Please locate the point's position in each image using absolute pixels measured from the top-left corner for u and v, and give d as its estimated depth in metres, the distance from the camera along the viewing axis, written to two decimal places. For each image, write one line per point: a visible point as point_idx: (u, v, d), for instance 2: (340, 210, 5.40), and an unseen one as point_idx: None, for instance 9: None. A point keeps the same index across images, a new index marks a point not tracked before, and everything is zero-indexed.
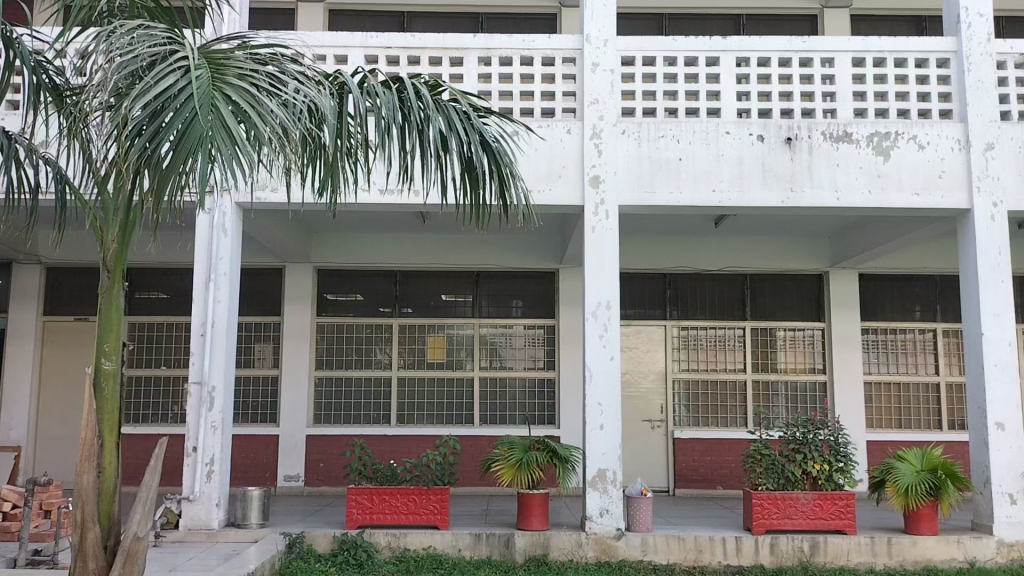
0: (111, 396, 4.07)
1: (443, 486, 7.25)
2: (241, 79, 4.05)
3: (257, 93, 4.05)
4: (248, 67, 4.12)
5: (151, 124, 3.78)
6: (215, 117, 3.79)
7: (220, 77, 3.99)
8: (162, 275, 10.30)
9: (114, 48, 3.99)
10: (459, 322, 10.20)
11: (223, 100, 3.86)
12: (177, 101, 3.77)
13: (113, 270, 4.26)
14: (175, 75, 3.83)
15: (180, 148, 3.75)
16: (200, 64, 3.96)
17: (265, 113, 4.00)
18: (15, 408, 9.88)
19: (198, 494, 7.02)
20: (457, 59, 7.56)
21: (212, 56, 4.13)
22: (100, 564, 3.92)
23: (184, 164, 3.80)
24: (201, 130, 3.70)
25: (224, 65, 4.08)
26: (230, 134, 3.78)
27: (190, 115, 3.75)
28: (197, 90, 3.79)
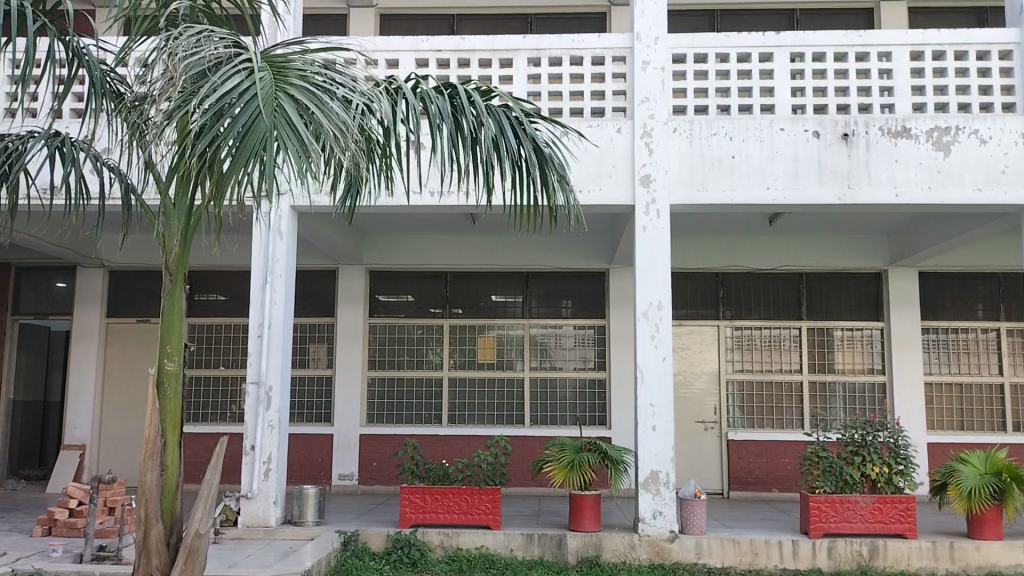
0: (173, 396, 4.18)
1: (494, 486, 7.25)
2: (303, 79, 4.15)
3: (318, 93, 4.15)
4: (308, 68, 4.22)
5: (216, 121, 3.88)
6: (278, 115, 3.89)
7: (283, 78, 4.10)
8: (220, 277, 10.53)
9: (180, 53, 4.12)
10: (509, 323, 10.22)
11: (286, 101, 3.96)
12: (241, 99, 3.88)
13: (175, 275, 4.36)
14: (240, 76, 3.94)
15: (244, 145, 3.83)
16: (263, 67, 4.07)
17: (326, 113, 4.10)
18: (80, 407, 10.19)
19: (256, 492, 7.17)
20: (507, 60, 7.58)
21: (274, 59, 4.23)
22: (163, 561, 4.03)
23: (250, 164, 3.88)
24: (265, 127, 3.80)
25: (285, 67, 4.18)
26: (293, 132, 3.87)
27: (254, 112, 3.85)
28: (260, 89, 3.90)
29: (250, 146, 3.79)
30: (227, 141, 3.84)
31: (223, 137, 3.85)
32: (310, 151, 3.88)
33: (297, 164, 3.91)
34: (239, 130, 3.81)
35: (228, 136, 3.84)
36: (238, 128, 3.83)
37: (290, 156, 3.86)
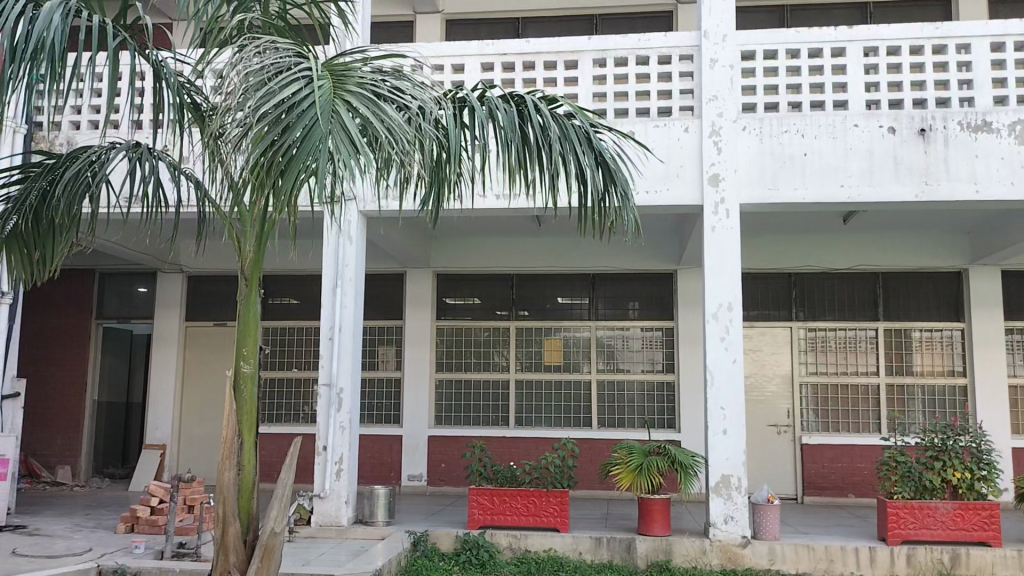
0: (249, 397, 4.29)
1: (563, 489, 7.24)
2: (362, 87, 4.22)
3: (378, 100, 4.20)
4: (368, 77, 4.28)
5: (277, 127, 3.97)
6: (335, 122, 3.97)
7: (341, 86, 4.18)
8: (293, 282, 10.77)
9: (249, 65, 4.25)
10: (576, 325, 10.19)
11: (343, 108, 4.03)
12: (299, 107, 3.97)
13: (251, 279, 4.50)
14: (299, 84, 4.04)
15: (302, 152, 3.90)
16: (322, 75, 4.17)
17: (386, 119, 4.15)
18: (160, 408, 10.54)
19: (329, 491, 7.30)
20: (572, 62, 7.56)
21: (336, 68, 4.32)
22: (240, 558, 4.13)
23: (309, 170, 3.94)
24: (321, 133, 3.87)
25: (346, 76, 4.26)
26: (349, 139, 3.94)
27: (312, 119, 3.93)
28: (318, 97, 3.98)
29: (305, 152, 3.87)
30: (286, 146, 3.93)
31: (283, 142, 3.94)
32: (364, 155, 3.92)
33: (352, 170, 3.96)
34: (298, 136, 3.90)
35: (287, 141, 3.93)
36: (296, 134, 3.92)
37: (344, 162, 3.91)
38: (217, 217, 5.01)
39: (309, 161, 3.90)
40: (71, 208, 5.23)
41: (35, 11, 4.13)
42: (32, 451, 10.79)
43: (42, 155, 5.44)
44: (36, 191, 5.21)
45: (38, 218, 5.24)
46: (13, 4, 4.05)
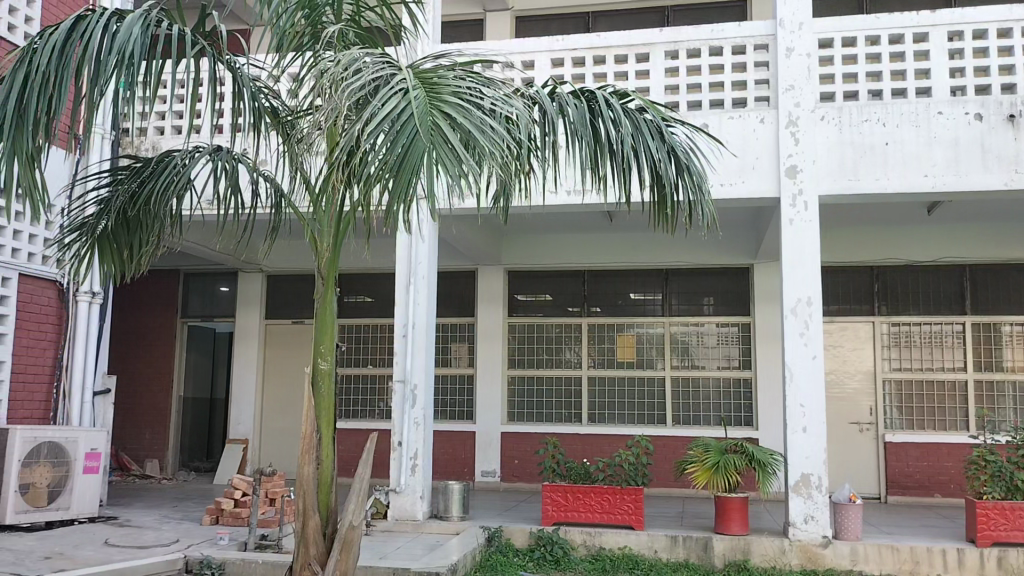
0: (327, 394, 4.38)
1: (637, 486, 7.16)
2: (455, 96, 4.19)
3: (470, 109, 4.17)
4: (458, 84, 4.25)
5: (377, 141, 3.95)
6: (436, 133, 3.94)
7: (435, 95, 4.15)
8: (368, 280, 10.95)
9: (338, 76, 4.24)
10: (649, 321, 10.09)
11: (442, 119, 4.00)
12: (399, 120, 3.94)
13: (327, 278, 4.58)
14: (398, 96, 4.02)
15: (404, 165, 3.87)
16: (416, 85, 4.14)
17: (481, 127, 4.13)
18: (243, 404, 10.86)
19: (404, 486, 7.41)
20: (644, 55, 7.47)
21: (425, 76, 4.29)
22: (320, 549, 4.23)
23: (411, 182, 3.91)
24: (424, 147, 3.85)
25: (438, 85, 4.24)
26: (451, 151, 3.91)
27: (413, 131, 3.91)
28: (416, 109, 3.95)
29: (408, 167, 3.85)
30: (387, 158, 3.90)
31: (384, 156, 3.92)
32: (468, 166, 3.90)
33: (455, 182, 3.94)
34: (400, 149, 3.88)
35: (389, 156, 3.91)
36: (398, 147, 3.89)
37: (448, 175, 3.88)
38: (294, 217, 5.11)
39: (412, 175, 3.89)
40: (157, 210, 5.41)
41: (117, 24, 4.27)
42: (123, 445, 11.25)
43: (129, 160, 5.64)
44: (123, 194, 5.41)
45: (126, 219, 5.44)
46: (97, 17, 4.20)
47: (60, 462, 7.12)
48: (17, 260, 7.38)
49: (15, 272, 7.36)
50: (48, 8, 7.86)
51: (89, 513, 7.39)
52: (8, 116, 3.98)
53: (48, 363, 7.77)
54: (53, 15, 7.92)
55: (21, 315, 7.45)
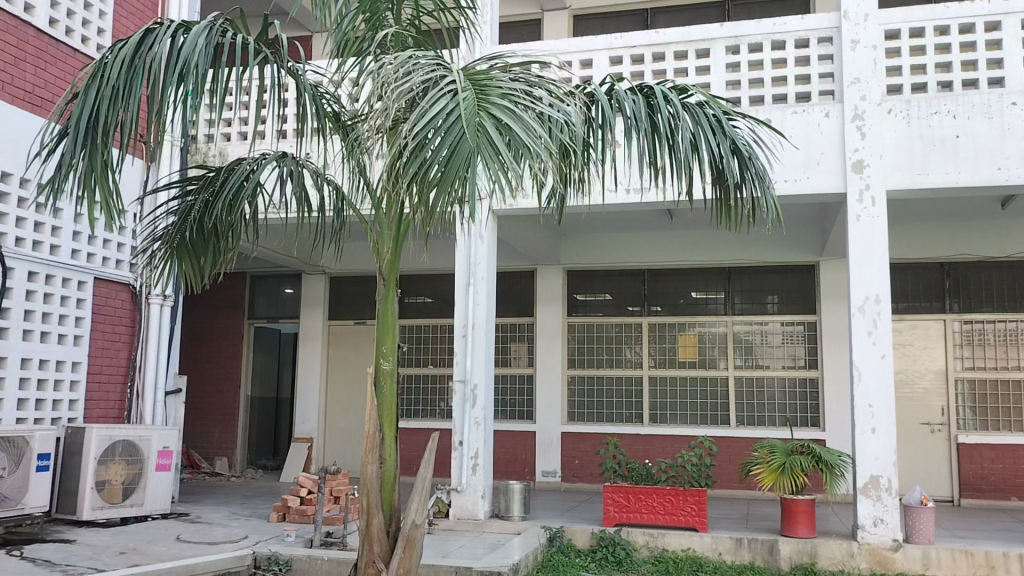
0: (389, 393, 4.43)
1: (701, 487, 7.07)
2: (503, 97, 4.18)
3: (519, 110, 4.15)
4: (508, 85, 4.24)
5: (424, 143, 3.97)
6: (482, 136, 3.94)
7: (484, 97, 4.15)
8: (428, 281, 11.04)
9: (390, 79, 4.28)
10: (712, 321, 9.96)
11: (488, 120, 3.99)
12: (447, 122, 3.95)
13: (388, 279, 4.64)
14: (446, 98, 4.03)
15: (450, 166, 3.88)
16: (466, 86, 4.15)
17: (529, 129, 4.09)
18: (308, 403, 11.07)
19: (466, 485, 7.46)
20: (704, 51, 7.38)
21: (476, 78, 4.30)
22: (384, 547, 4.28)
23: (455, 183, 3.92)
24: (469, 150, 3.86)
25: (487, 87, 4.23)
26: (496, 154, 3.90)
27: (459, 133, 3.92)
28: (464, 111, 3.96)
29: (455, 169, 3.87)
30: (434, 160, 3.92)
31: (430, 157, 3.94)
32: (512, 168, 3.89)
33: (501, 184, 3.94)
34: (447, 150, 3.89)
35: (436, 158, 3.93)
36: (443, 149, 3.91)
37: (492, 178, 3.88)
38: (356, 219, 5.19)
39: (458, 176, 3.90)
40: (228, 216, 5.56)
41: (184, 35, 4.38)
42: (193, 443, 11.56)
43: (201, 169, 5.79)
44: (198, 201, 5.57)
45: (200, 226, 5.60)
46: (165, 29, 4.33)
47: (134, 460, 7.34)
48: (92, 264, 7.65)
49: (90, 276, 7.63)
50: (119, 19, 8.10)
51: (162, 510, 7.60)
52: (81, 128, 4.14)
53: (122, 363, 8.03)
54: (125, 26, 8.17)
55: (97, 317, 7.72)
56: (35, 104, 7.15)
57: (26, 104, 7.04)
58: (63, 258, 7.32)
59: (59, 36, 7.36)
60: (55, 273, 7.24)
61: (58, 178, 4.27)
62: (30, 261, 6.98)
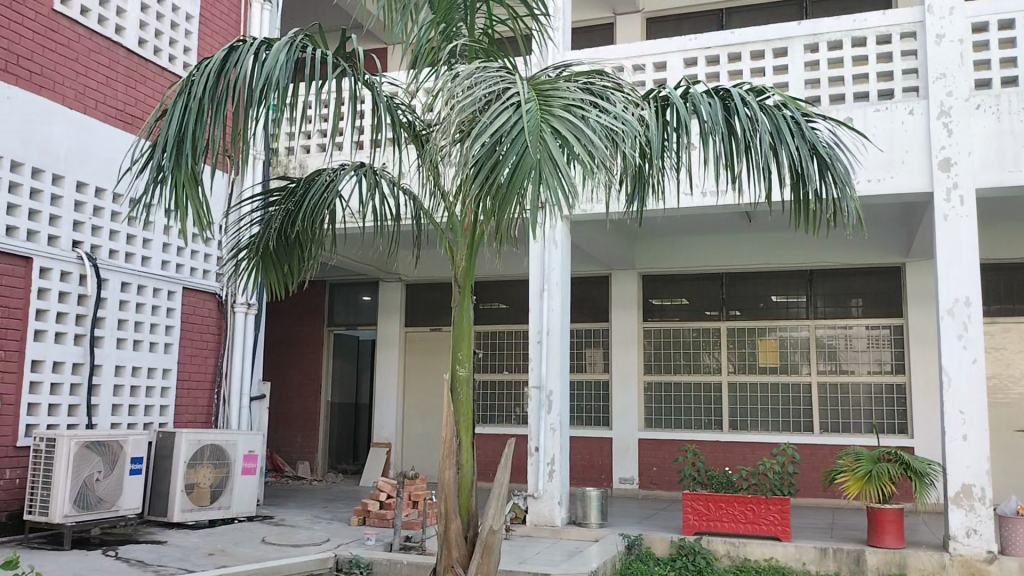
0: (465, 399, 4.46)
1: (783, 496, 6.91)
2: (567, 110, 4.13)
3: (583, 123, 4.10)
4: (573, 97, 4.19)
5: (488, 157, 3.95)
6: (543, 148, 3.90)
7: (548, 109, 4.11)
8: (503, 287, 11.10)
9: (456, 91, 4.28)
10: (793, 324, 9.74)
11: (550, 132, 3.95)
12: (510, 135, 3.92)
13: (463, 287, 4.69)
14: (509, 111, 4.00)
15: (513, 181, 3.86)
16: (529, 98, 4.11)
17: (591, 144, 4.03)
18: (386, 408, 11.24)
19: (542, 492, 7.46)
20: (781, 50, 7.24)
21: (541, 88, 4.27)
22: (463, 552, 4.32)
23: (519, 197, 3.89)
24: (531, 163, 3.82)
25: (551, 98, 4.19)
26: (556, 168, 3.85)
27: (522, 146, 3.88)
28: (526, 123, 3.93)
29: (517, 183, 3.84)
30: (499, 174, 3.91)
31: (494, 171, 3.92)
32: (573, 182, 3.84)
33: (563, 198, 3.90)
34: (510, 164, 3.87)
35: (499, 171, 3.92)
36: (507, 162, 3.88)
37: (553, 192, 3.84)
38: (432, 227, 5.24)
39: (521, 189, 3.87)
40: (310, 227, 5.69)
41: (266, 51, 4.51)
42: (277, 448, 11.88)
43: (284, 181, 5.96)
44: (280, 213, 5.73)
45: (282, 237, 5.75)
46: (249, 46, 4.47)
47: (221, 463, 7.55)
48: (181, 274, 7.94)
49: (178, 286, 7.91)
50: (204, 38, 8.39)
51: (247, 512, 7.81)
52: (169, 144, 4.31)
53: (210, 369, 8.30)
54: (210, 45, 8.47)
55: (185, 326, 8.00)
56: (127, 122, 7.47)
57: (118, 122, 7.36)
58: (152, 268, 7.62)
59: (148, 56, 7.66)
60: (145, 284, 7.54)
61: (150, 192, 4.46)
62: (122, 272, 7.28)
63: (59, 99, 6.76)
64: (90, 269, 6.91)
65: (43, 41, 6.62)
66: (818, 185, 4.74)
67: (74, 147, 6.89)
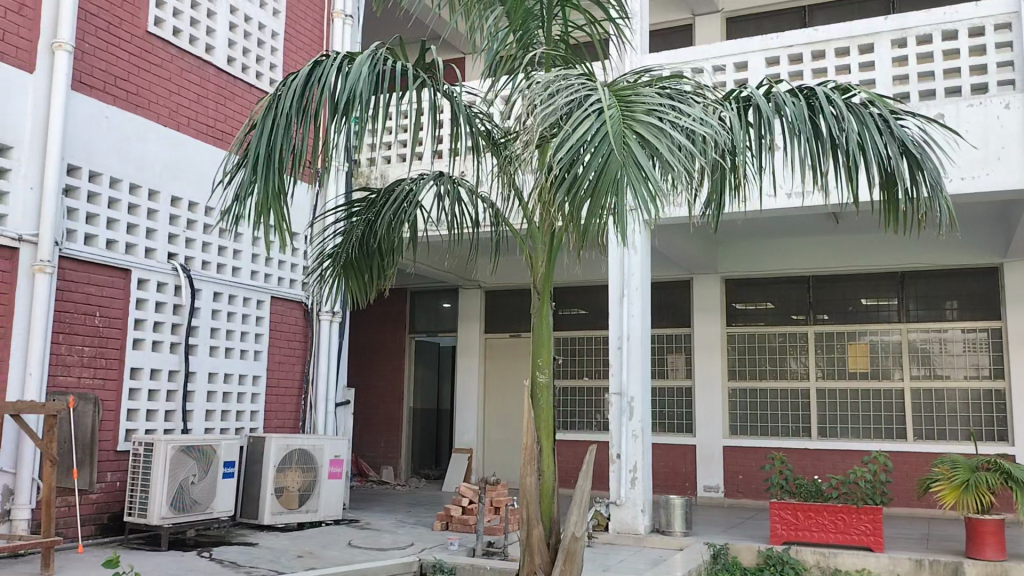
0: (545, 406, 4.46)
1: (876, 506, 6.68)
2: (649, 115, 4.09)
3: (665, 127, 4.05)
4: (654, 101, 4.15)
5: (571, 164, 3.94)
6: (627, 154, 3.87)
7: (630, 114, 4.07)
8: (583, 292, 11.07)
9: (535, 99, 4.28)
10: (883, 328, 9.41)
11: (633, 138, 3.92)
12: (593, 141, 3.91)
13: (542, 293, 4.70)
14: (590, 117, 4.00)
15: (598, 188, 3.84)
16: (611, 103, 4.09)
17: (674, 148, 3.99)
18: (467, 414, 11.34)
19: (625, 499, 7.41)
20: (867, 46, 7.04)
21: (621, 94, 4.24)
22: (545, 560, 4.32)
23: (604, 203, 3.87)
24: (616, 169, 3.79)
25: (632, 103, 4.15)
26: (641, 173, 3.81)
27: (606, 152, 3.86)
28: (609, 129, 3.91)
29: (602, 190, 3.83)
30: (583, 181, 3.89)
31: (578, 178, 3.90)
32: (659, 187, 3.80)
33: (648, 203, 3.86)
34: (594, 172, 3.85)
35: (582, 178, 3.90)
36: (591, 170, 3.87)
37: (639, 198, 3.80)
38: (511, 234, 5.27)
39: (606, 195, 3.86)
40: (390, 235, 5.79)
41: (350, 65, 4.63)
42: (362, 452, 12.11)
43: (365, 192, 6.06)
44: (362, 223, 5.85)
45: (364, 246, 5.87)
46: (333, 61, 4.60)
47: (309, 467, 7.75)
48: (269, 284, 8.19)
49: (267, 295, 8.16)
50: (289, 53, 8.64)
51: (334, 516, 7.99)
52: (259, 158, 4.44)
53: (297, 376, 8.53)
54: (295, 60, 8.73)
55: (274, 333, 8.25)
56: (217, 137, 7.75)
57: (209, 138, 7.65)
58: (243, 279, 7.89)
59: (236, 73, 7.95)
60: (237, 293, 7.81)
61: (242, 204, 4.61)
62: (215, 282, 7.56)
63: (154, 117, 7.07)
64: (184, 279, 7.19)
65: (138, 63, 6.94)
66: (909, 183, 4.58)
67: (169, 163, 7.20)
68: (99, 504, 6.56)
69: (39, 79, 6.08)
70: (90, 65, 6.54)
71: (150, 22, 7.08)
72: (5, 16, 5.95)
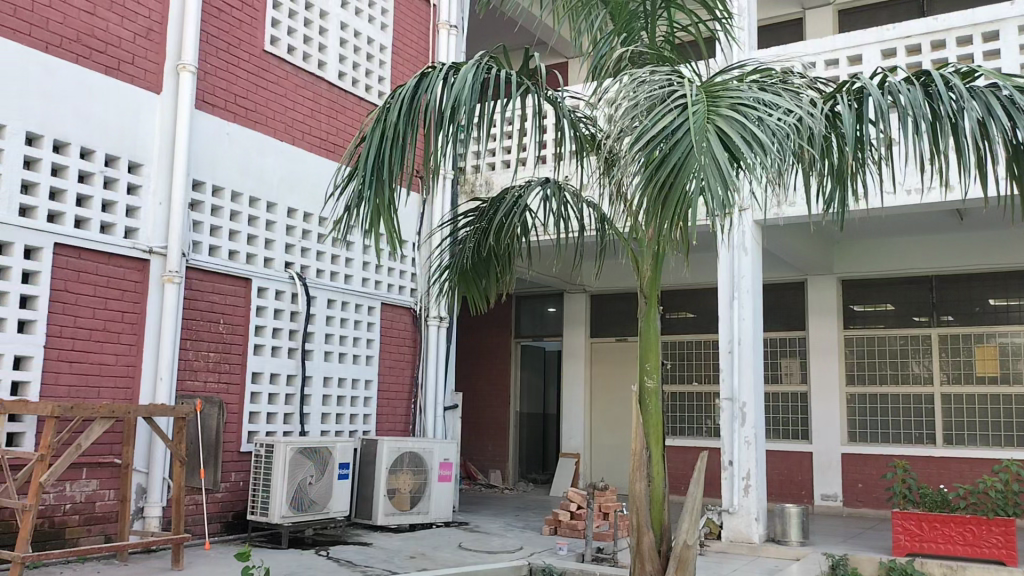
0: (654, 412, 4.39)
1: (1007, 518, 6.29)
2: (737, 108, 4.01)
3: (755, 119, 3.95)
4: (745, 96, 4.04)
5: (654, 161, 3.91)
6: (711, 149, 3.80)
7: (716, 109, 3.99)
8: (691, 295, 10.89)
9: (628, 99, 4.26)
10: (1014, 330, 8.85)
11: (717, 132, 3.85)
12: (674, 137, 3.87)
13: (649, 296, 4.65)
14: (673, 114, 3.95)
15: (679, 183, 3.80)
16: (697, 99, 4.03)
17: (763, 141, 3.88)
18: (574, 419, 11.30)
19: (737, 507, 7.23)
20: (991, 33, 6.65)
21: (711, 89, 4.17)
22: (656, 566, 4.26)
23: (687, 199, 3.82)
24: (693, 165, 3.73)
25: (720, 97, 4.07)
26: (718, 168, 3.71)
27: (687, 147, 3.81)
28: (691, 124, 3.85)
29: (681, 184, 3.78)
30: (666, 177, 3.86)
31: (661, 174, 3.87)
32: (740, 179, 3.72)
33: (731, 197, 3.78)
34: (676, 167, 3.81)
35: (664, 174, 3.86)
36: (673, 165, 3.82)
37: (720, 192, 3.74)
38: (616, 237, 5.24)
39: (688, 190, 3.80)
40: (498, 241, 5.86)
41: (454, 75, 4.71)
42: (470, 456, 12.28)
43: (475, 201, 6.14)
44: (472, 231, 5.94)
45: (474, 253, 5.96)
46: (439, 72, 4.68)
47: (419, 470, 7.90)
48: (379, 291, 8.42)
49: (378, 302, 8.39)
50: (397, 66, 8.88)
51: (445, 518, 8.14)
52: (360, 166, 4.60)
53: (407, 380, 8.72)
54: (402, 73, 8.96)
55: (385, 339, 8.48)
56: (329, 149, 8.04)
57: (322, 150, 7.94)
58: (355, 286, 8.15)
59: (348, 87, 8.24)
60: (349, 300, 8.07)
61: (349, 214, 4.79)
62: (328, 289, 7.83)
63: (270, 132, 7.40)
64: (300, 287, 7.46)
65: (256, 80, 7.29)
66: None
67: (285, 176, 7.51)
68: (223, 503, 6.88)
69: (164, 100, 6.46)
70: (213, 84, 6.89)
71: (267, 41, 7.42)
72: (134, 41, 6.34)
